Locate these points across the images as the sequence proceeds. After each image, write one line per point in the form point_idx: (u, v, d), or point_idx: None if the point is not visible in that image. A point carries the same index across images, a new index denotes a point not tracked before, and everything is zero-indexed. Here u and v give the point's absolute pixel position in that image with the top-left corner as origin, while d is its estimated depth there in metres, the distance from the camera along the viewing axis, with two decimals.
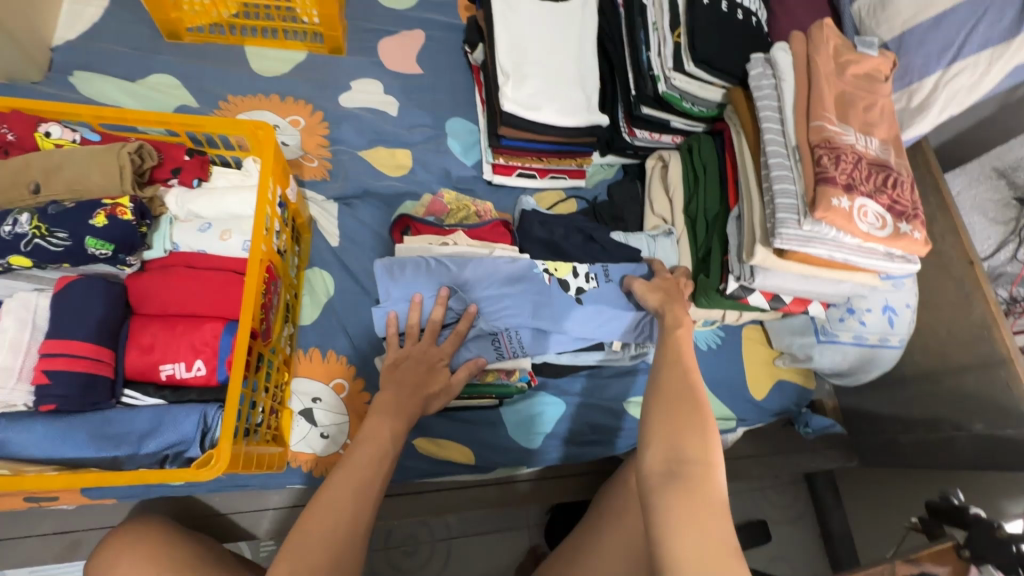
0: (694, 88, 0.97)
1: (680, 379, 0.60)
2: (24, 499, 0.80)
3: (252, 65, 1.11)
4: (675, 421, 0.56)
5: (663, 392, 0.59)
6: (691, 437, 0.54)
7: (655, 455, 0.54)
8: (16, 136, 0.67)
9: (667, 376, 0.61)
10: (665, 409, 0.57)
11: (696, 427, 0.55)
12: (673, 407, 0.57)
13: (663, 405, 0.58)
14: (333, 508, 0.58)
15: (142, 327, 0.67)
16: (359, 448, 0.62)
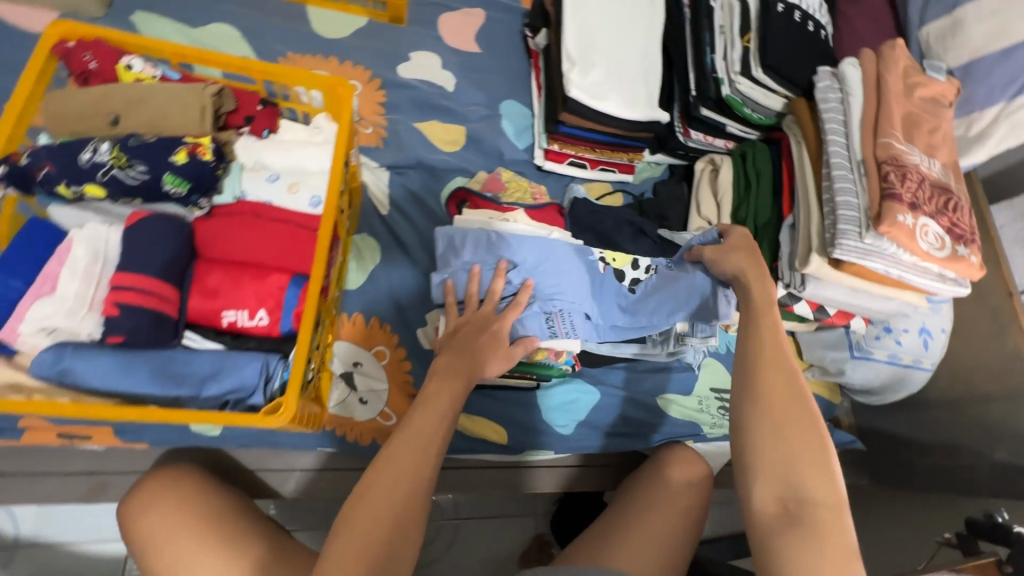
0: (757, 95, 0.98)
1: (780, 399, 0.62)
2: (57, 433, 0.79)
3: (314, 25, 1.09)
4: (788, 451, 0.59)
5: (773, 419, 0.61)
6: (812, 473, 0.58)
7: (767, 492, 0.58)
8: (98, 65, 0.66)
9: (771, 392, 0.63)
10: (776, 431, 0.60)
11: (814, 465, 0.58)
12: (788, 436, 0.60)
13: (770, 432, 0.60)
14: (397, 475, 0.61)
15: (208, 271, 0.67)
16: (419, 415, 0.65)
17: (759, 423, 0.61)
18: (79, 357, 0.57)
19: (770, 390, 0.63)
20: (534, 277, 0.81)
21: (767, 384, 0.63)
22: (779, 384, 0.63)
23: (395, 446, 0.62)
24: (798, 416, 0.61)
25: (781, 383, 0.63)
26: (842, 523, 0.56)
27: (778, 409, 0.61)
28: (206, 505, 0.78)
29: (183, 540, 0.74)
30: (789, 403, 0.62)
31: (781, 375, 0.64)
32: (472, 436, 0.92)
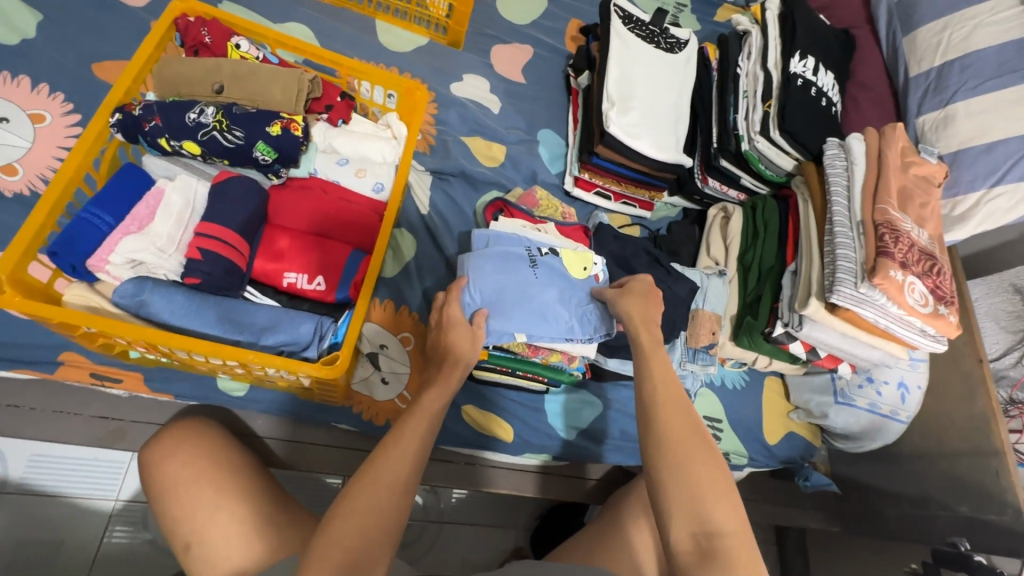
0: (772, 154, 1.09)
1: (688, 435, 0.60)
2: (90, 373, 0.82)
3: (380, 37, 1.20)
4: (692, 481, 0.57)
5: (683, 453, 0.59)
6: (717, 500, 0.57)
7: (681, 527, 0.56)
8: (211, 40, 0.74)
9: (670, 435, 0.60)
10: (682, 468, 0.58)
11: (722, 495, 0.57)
12: (694, 466, 0.58)
13: (679, 466, 0.58)
14: (384, 480, 0.62)
15: (277, 235, 0.72)
16: (411, 423, 0.68)
17: (669, 456, 0.59)
18: (157, 291, 0.62)
19: (676, 430, 0.60)
20: (540, 283, 0.87)
21: (673, 426, 0.60)
22: (685, 425, 0.61)
23: (387, 451, 0.64)
24: (702, 451, 0.59)
25: (680, 423, 0.61)
26: (749, 550, 0.55)
27: (682, 444, 0.59)
28: (225, 456, 0.79)
29: (198, 485, 0.75)
30: (697, 440, 0.60)
31: (681, 417, 0.61)
32: (480, 431, 0.97)
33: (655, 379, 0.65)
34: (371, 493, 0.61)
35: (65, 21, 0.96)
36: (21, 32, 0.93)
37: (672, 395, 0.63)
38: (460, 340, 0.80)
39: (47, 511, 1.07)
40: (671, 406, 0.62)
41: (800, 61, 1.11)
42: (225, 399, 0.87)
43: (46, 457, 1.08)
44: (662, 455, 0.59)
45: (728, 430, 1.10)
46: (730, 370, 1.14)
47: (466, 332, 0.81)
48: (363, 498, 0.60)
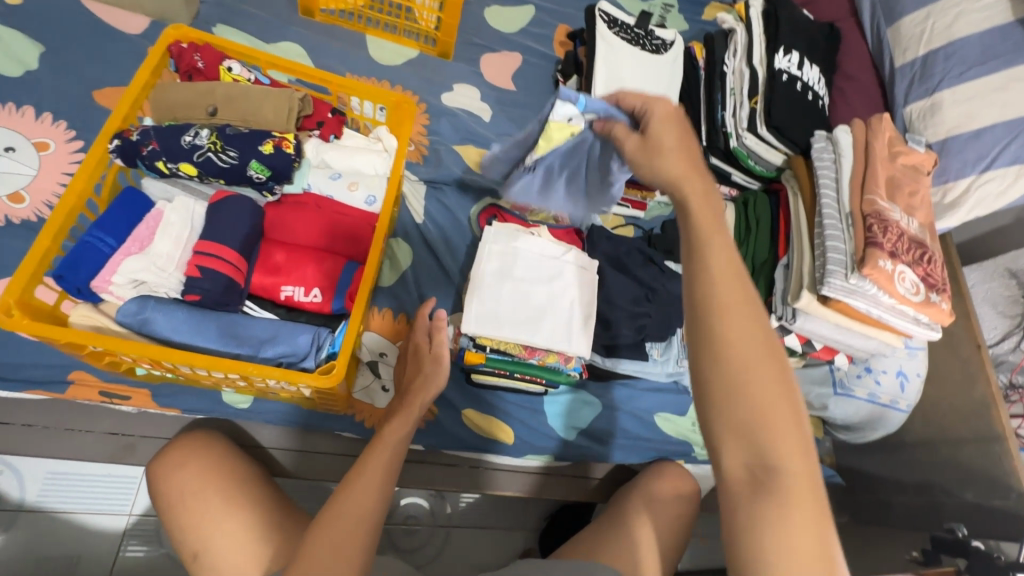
0: (761, 149, 1.10)
1: (754, 347, 0.51)
2: (99, 391, 0.85)
3: (371, 52, 1.22)
4: (755, 403, 0.49)
5: (747, 369, 0.50)
6: (782, 428, 0.50)
7: (734, 457, 0.50)
8: (204, 64, 0.78)
9: (737, 353, 0.50)
10: (738, 401, 0.50)
11: (785, 424, 0.50)
12: (759, 384, 0.50)
13: (741, 386, 0.50)
14: (347, 515, 0.68)
15: (273, 250, 0.75)
16: (375, 454, 0.74)
17: (729, 372, 0.50)
18: (159, 309, 0.65)
19: (738, 340, 0.51)
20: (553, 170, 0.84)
21: (738, 333, 0.51)
22: (754, 329, 0.51)
23: (351, 487, 0.70)
24: (771, 364, 0.51)
25: (749, 335, 0.51)
26: (812, 474, 0.50)
27: (747, 356, 0.50)
28: (231, 465, 0.82)
29: (205, 492, 0.77)
30: (766, 351, 0.51)
31: (747, 323, 0.51)
32: (482, 434, 0.98)
33: (714, 272, 0.52)
34: (333, 532, 0.66)
35: (66, 53, 0.99)
36: (24, 64, 0.96)
37: (734, 293, 0.52)
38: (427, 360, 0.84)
39: (64, 528, 1.10)
40: (733, 306, 0.51)
41: (785, 56, 1.12)
42: (230, 411, 0.89)
43: (60, 475, 1.11)
44: (719, 374, 0.50)
45: None
46: None
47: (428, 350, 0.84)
48: (328, 533, 0.66)
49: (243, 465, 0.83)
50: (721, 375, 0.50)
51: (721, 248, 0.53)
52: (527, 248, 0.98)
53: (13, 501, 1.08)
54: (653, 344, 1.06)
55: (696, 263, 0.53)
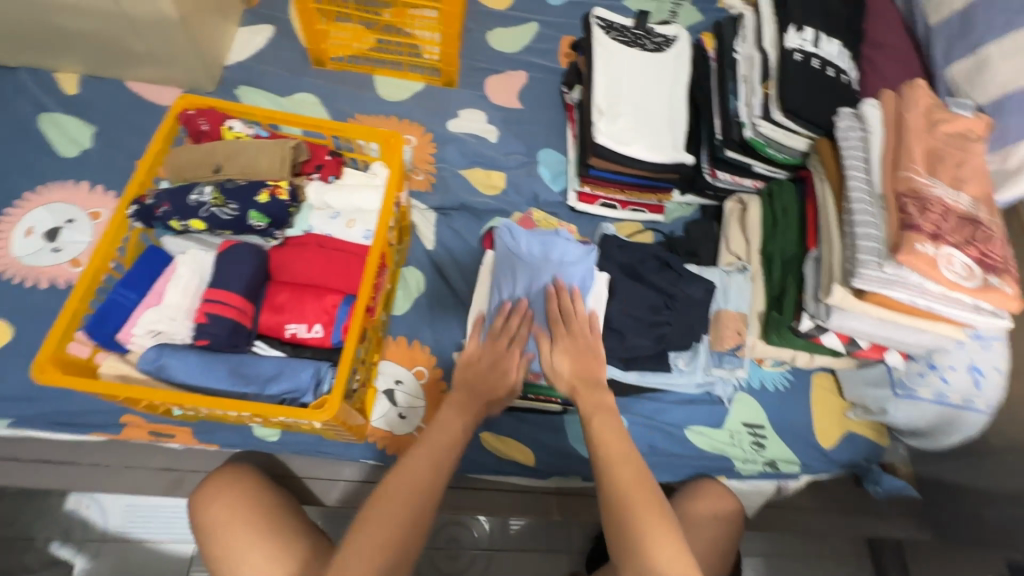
0: (779, 136, 1.02)
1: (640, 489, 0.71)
2: (148, 431, 0.94)
3: (379, 90, 1.28)
4: (641, 538, 0.67)
5: (638, 519, 0.69)
6: (664, 546, 0.67)
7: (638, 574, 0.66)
8: (210, 127, 0.85)
9: (621, 490, 0.71)
10: (628, 529, 0.68)
11: (664, 531, 0.68)
12: (650, 533, 0.68)
13: (637, 539, 0.67)
14: (403, 490, 0.72)
15: (277, 292, 0.79)
16: (433, 433, 0.78)
17: (627, 527, 0.68)
18: (172, 355, 0.70)
19: (626, 483, 0.72)
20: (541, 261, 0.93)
21: (621, 479, 0.72)
22: (636, 479, 0.72)
23: (409, 463, 0.75)
24: (656, 513, 0.69)
25: (626, 467, 0.73)
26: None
27: (636, 505, 0.70)
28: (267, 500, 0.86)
29: (244, 527, 0.82)
30: (649, 500, 0.70)
31: (629, 467, 0.73)
32: (504, 457, 0.97)
33: (602, 438, 0.76)
34: (386, 504, 0.71)
35: (114, 131, 1.12)
36: (80, 144, 1.10)
37: (617, 445, 0.75)
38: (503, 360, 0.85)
39: (140, 554, 1.20)
40: (617, 457, 0.74)
41: (798, 33, 1.03)
42: (260, 444, 0.95)
43: (137, 506, 1.21)
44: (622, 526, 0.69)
45: (772, 435, 1.02)
46: (769, 370, 1.06)
47: (507, 366, 0.85)
48: (383, 506, 0.71)
49: (270, 494, 0.87)
50: (618, 525, 0.69)
51: (605, 419, 0.78)
52: (530, 246, 0.94)
53: (99, 530, 1.20)
54: (677, 355, 1.00)
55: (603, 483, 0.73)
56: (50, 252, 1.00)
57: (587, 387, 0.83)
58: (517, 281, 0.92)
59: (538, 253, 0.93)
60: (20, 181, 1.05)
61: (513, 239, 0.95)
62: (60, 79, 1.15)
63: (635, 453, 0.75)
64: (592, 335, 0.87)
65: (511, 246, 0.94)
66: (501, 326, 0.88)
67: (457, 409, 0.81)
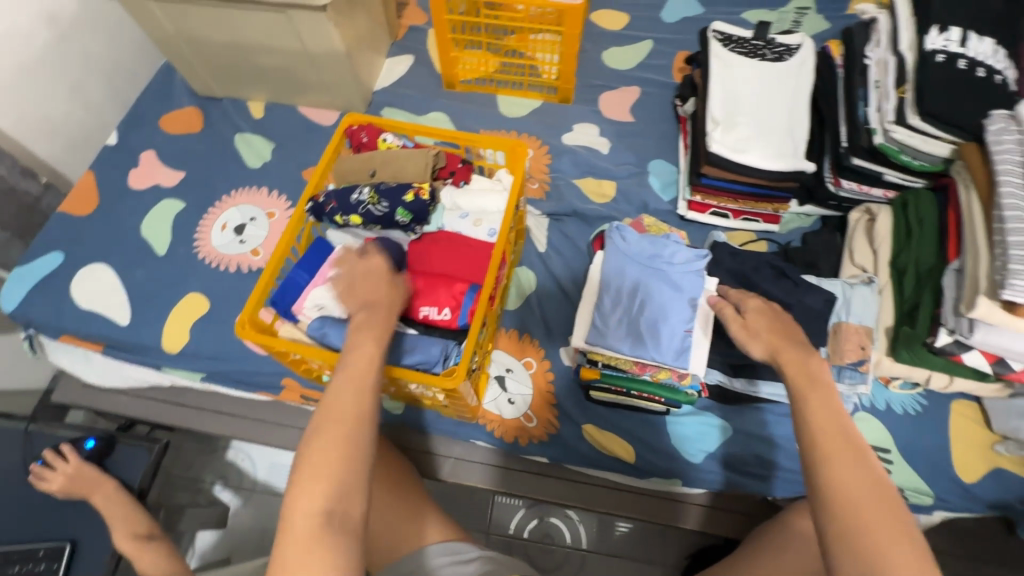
0: (916, 142, 0.96)
1: (868, 494, 0.56)
2: (301, 395, 1.11)
3: (501, 108, 1.40)
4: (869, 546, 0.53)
5: (866, 523, 0.54)
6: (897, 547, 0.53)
7: None
8: (368, 139, 1.01)
9: (848, 487, 0.57)
10: (854, 531, 0.55)
11: (900, 538, 0.54)
12: (881, 535, 0.54)
13: (864, 538, 0.54)
14: (340, 413, 0.61)
15: (412, 279, 0.90)
16: (352, 355, 0.66)
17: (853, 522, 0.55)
18: (332, 325, 0.85)
19: (848, 485, 0.57)
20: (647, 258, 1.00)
21: (842, 477, 0.57)
22: (863, 479, 0.57)
23: (336, 387, 0.63)
24: (894, 519, 0.54)
25: (851, 461, 0.58)
26: None
27: (864, 504, 0.55)
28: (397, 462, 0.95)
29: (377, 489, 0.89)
30: (882, 503, 0.55)
31: (858, 467, 0.58)
32: (606, 453, 1.01)
33: (816, 422, 0.61)
34: (325, 430, 0.60)
35: (287, 146, 1.36)
36: (263, 157, 1.35)
37: (838, 438, 0.60)
38: (369, 280, 0.73)
39: (280, 505, 1.39)
40: (841, 452, 0.59)
41: (941, 34, 0.96)
42: (388, 416, 1.07)
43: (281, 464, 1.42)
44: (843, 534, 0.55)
45: (899, 461, 0.95)
46: (898, 393, 0.99)
47: (376, 263, 0.75)
48: (321, 435, 0.60)
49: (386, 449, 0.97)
50: (844, 528, 0.55)
51: (820, 403, 0.62)
52: (641, 247, 1.00)
53: (251, 479, 1.42)
54: None
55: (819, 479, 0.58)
56: (237, 243, 1.24)
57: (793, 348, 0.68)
58: (628, 276, 0.98)
59: (645, 251, 1.00)
60: (219, 186, 1.31)
61: (624, 241, 1.01)
62: (251, 105, 1.43)
63: (863, 449, 0.59)
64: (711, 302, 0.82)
65: (622, 247, 1.01)
66: (349, 265, 0.75)
67: (366, 346, 0.67)
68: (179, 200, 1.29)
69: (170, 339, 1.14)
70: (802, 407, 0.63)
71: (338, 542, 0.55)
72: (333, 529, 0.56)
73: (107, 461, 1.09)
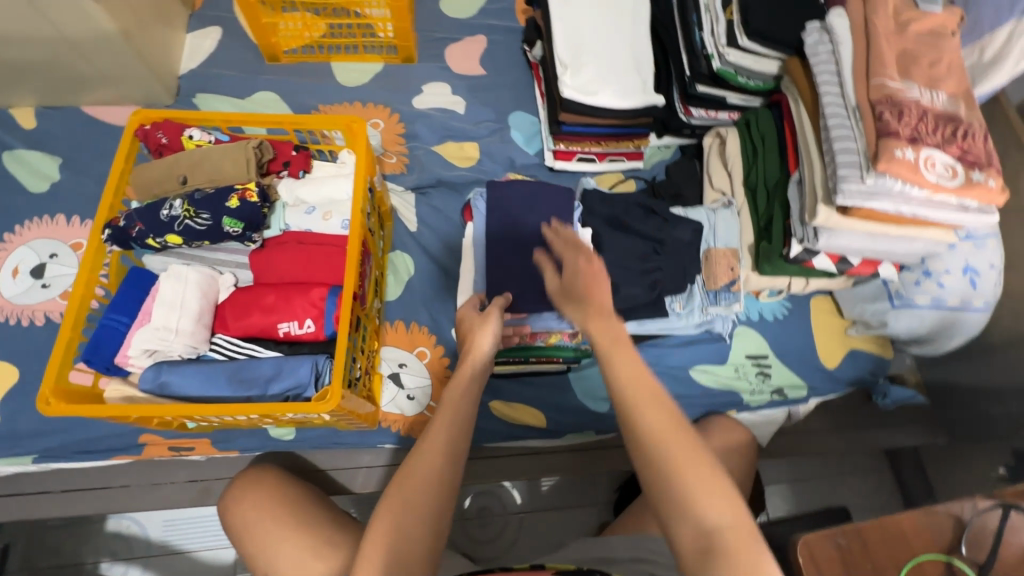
0: (748, 62, 0.99)
1: (678, 441, 0.51)
2: (167, 447, 0.96)
3: (338, 78, 1.24)
4: (675, 482, 0.50)
5: (674, 460, 0.50)
6: (702, 479, 0.50)
7: (687, 534, 0.49)
8: (168, 139, 0.82)
9: (654, 433, 0.52)
10: (664, 484, 0.50)
11: (703, 470, 0.50)
12: (686, 475, 0.50)
13: (672, 482, 0.50)
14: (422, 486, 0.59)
15: (263, 292, 0.78)
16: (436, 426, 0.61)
17: (660, 466, 0.50)
18: (173, 371, 0.72)
19: (658, 433, 0.52)
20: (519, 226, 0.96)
21: (650, 422, 0.52)
22: (666, 425, 0.52)
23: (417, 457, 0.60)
24: (697, 454, 0.51)
25: (654, 405, 0.53)
26: (747, 524, 0.49)
27: (668, 442, 0.51)
28: (305, 515, 0.84)
29: (298, 543, 0.80)
30: (684, 440, 0.52)
31: (660, 409, 0.53)
32: (515, 423, 0.99)
33: (616, 373, 0.55)
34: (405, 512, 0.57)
35: (80, 159, 1.11)
36: (48, 177, 1.09)
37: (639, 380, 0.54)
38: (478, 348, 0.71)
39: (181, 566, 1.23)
40: (645, 399, 0.54)
41: None
42: (280, 444, 0.97)
43: (176, 520, 1.24)
44: (652, 473, 0.51)
45: (775, 363, 1.03)
46: (768, 301, 1.06)
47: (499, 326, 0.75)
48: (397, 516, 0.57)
49: (294, 488, 0.88)
50: (653, 471, 0.51)
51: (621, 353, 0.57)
52: (517, 198, 0.94)
53: (143, 544, 1.23)
54: (671, 299, 1.00)
55: (631, 428, 0.53)
56: (39, 288, 1.00)
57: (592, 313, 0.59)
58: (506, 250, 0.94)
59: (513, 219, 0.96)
60: None
61: (500, 196, 0.94)
62: (17, 114, 1.13)
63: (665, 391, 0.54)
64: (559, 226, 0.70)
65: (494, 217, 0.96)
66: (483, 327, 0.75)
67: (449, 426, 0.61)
68: None
69: None
70: (627, 370, 0.55)
71: None
72: None
73: None
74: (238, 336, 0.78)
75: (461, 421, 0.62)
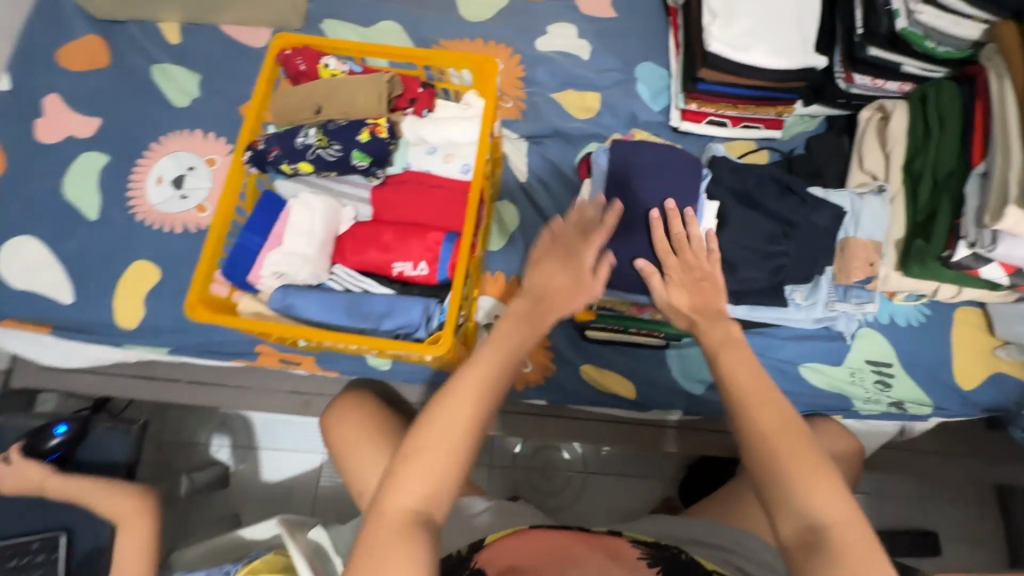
0: (944, 23, 0.83)
1: (785, 429, 0.56)
2: (278, 359, 1.04)
3: (462, 11, 1.19)
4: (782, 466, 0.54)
5: (786, 452, 0.55)
6: (815, 473, 0.54)
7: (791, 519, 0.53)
8: (306, 66, 0.84)
9: (768, 422, 0.57)
10: (779, 470, 0.55)
11: (818, 469, 0.54)
12: (793, 465, 0.54)
13: (781, 472, 0.54)
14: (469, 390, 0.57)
15: (380, 230, 0.80)
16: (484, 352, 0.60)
17: (771, 456, 0.55)
18: (297, 295, 0.76)
19: (769, 420, 0.57)
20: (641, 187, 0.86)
21: (765, 415, 0.57)
22: (780, 418, 0.57)
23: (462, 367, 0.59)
24: (811, 452, 0.55)
25: (768, 403, 0.58)
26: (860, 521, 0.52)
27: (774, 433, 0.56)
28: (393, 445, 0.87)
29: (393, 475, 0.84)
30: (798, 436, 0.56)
31: (773, 409, 0.58)
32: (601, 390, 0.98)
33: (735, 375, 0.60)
34: (455, 410, 0.56)
35: (216, 78, 1.16)
36: (189, 93, 1.15)
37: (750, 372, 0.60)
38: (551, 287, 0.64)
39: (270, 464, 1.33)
40: (759, 399, 0.58)
41: None
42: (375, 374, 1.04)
43: (273, 422, 1.33)
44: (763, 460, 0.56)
45: (900, 373, 0.93)
46: (902, 305, 0.96)
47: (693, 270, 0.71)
48: (440, 414, 0.56)
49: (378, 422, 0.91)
50: (764, 458, 0.56)
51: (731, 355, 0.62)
52: (647, 156, 0.88)
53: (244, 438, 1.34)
54: (793, 288, 0.92)
55: (741, 414, 0.58)
56: (179, 199, 1.08)
57: (710, 321, 0.66)
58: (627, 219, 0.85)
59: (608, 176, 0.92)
60: (143, 133, 1.12)
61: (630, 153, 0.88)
62: (164, 29, 1.18)
63: (778, 392, 0.59)
64: (709, 259, 0.71)
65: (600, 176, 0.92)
66: (684, 262, 0.72)
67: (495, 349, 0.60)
68: (100, 153, 1.10)
69: (122, 314, 1.01)
70: (735, 369, 0.61)
71: (424, 542, 0.51)
72: (424, 527, 0.52)
73: (82, 449, 0.98)
74: (354, 268, 0.81)
75: (507, 354, 0.60)
